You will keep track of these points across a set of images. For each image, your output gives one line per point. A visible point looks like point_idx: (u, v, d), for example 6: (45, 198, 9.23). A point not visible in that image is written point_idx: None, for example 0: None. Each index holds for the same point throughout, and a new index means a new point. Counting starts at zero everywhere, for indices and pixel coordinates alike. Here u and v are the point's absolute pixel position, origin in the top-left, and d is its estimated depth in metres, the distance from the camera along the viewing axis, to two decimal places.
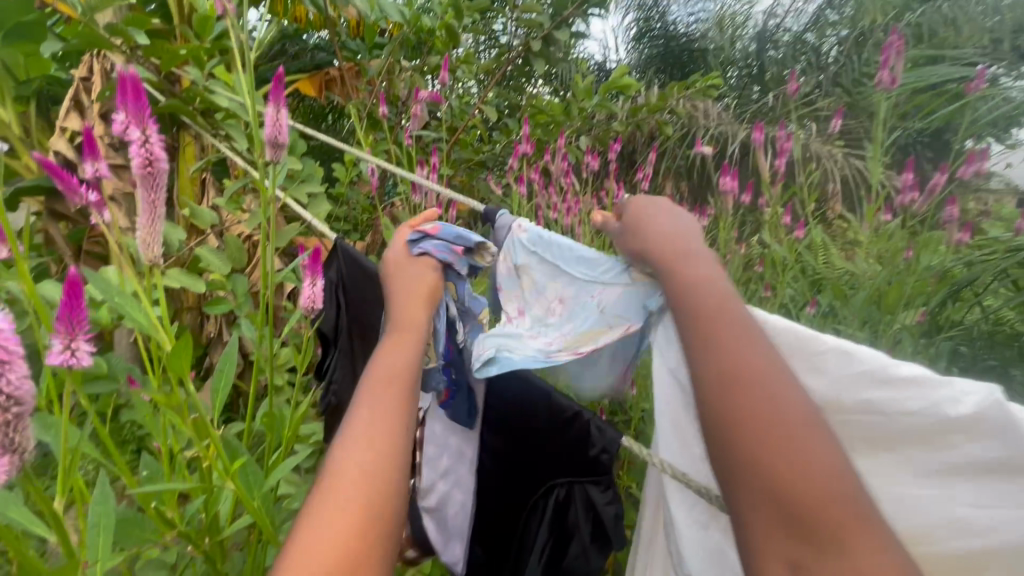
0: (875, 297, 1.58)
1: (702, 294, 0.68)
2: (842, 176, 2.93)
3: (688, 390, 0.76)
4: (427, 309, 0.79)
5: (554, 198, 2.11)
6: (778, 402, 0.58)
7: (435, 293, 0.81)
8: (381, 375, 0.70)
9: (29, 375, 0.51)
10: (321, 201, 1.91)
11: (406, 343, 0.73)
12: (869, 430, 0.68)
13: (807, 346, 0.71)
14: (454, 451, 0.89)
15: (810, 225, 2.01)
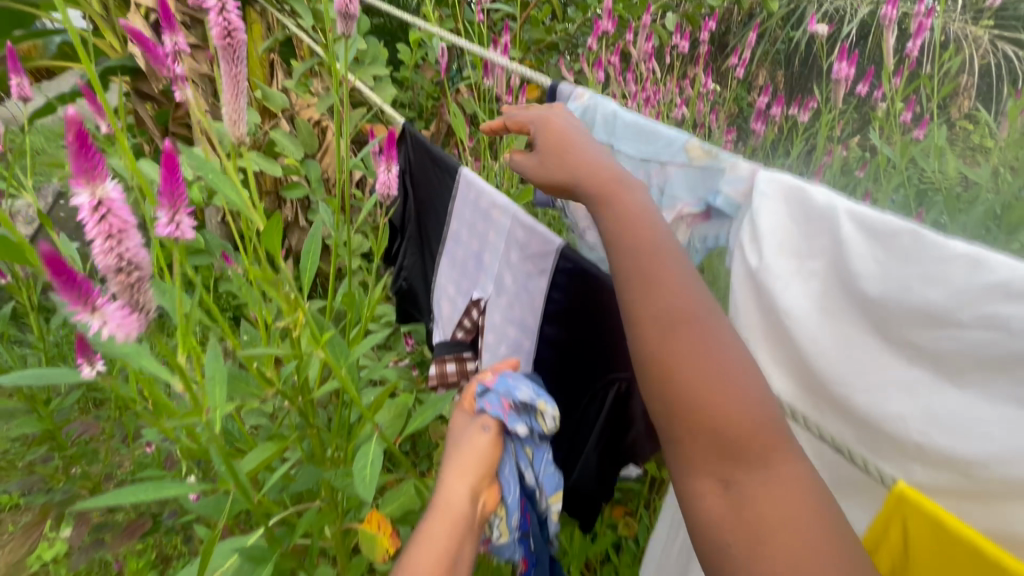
0: (995, 214, 1.37)
1: (641, 235, 0.68)
2: (984, 67, 2.43)
3: (762, 285, 0.67)
4: (469, 487, 0.69)
5: (630, 87, 1.93)
6: (705, 339, 0.60)
7: (487, 464, 0.72)
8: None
9: (142, 244, 0.56)
10: (388, 84, 1.86)
11: (438, 532, 0.65)
12: (991, 349, 0.50)
13: (924, 252, 0.54)
14: (523, 328, 0.93)
15: (935, 123, 1.71)
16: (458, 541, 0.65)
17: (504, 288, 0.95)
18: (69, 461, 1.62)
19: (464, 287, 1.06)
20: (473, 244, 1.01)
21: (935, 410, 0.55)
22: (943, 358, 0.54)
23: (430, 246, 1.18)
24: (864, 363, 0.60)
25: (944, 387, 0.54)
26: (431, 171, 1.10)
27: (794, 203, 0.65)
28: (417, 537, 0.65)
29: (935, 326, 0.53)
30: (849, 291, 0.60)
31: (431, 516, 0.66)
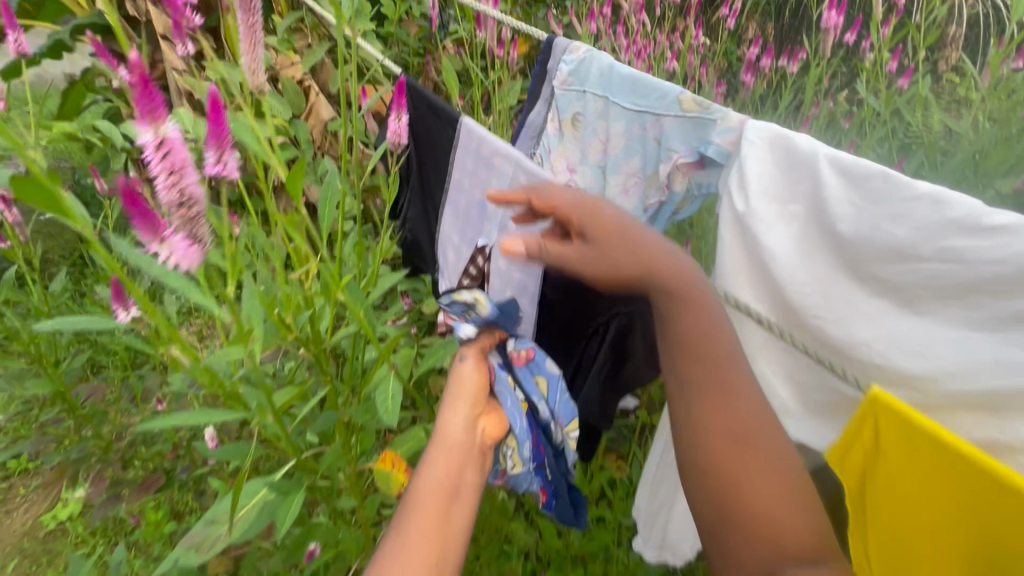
0: (973, 162, 1.42)
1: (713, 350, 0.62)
2: (971, 16, 2.44)
3: (747, 229, 0.73)
4: (465, 414, 0.77)
5: (620, 39, 1.92)
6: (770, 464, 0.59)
7: (475, 390, 0.79)
8: (420, 497, 0.66)
9: (199, 181, 0.59)
10: (376, 39, 1.82)
11: (438, 454, 0.71)
12: (945, 280, 0.57)
13: (892, 196, 0.60)
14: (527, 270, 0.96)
15: (919, 73, 1.74)
16: (459, 464, 0.71)
17: (508, 232, 0.99)
18: (80, 421, 1.66)
19: (468, 235, 1.11)
20: (476, 192, 1.05)
21: (898, 336, 0.62)
22: (905, 291, 0.61)
23: (433, 196, 1.22)
24: (836, 298, 0.67)
25: (907, 316, 0.62)
26: (431, 122, 1.12)
27: (778, 149, 0.70)
28: (422, 461, 0.71)
29: (900, 261, 0.60)
30: (826, 233, 0.67)
31: (432, 445, 0.72)
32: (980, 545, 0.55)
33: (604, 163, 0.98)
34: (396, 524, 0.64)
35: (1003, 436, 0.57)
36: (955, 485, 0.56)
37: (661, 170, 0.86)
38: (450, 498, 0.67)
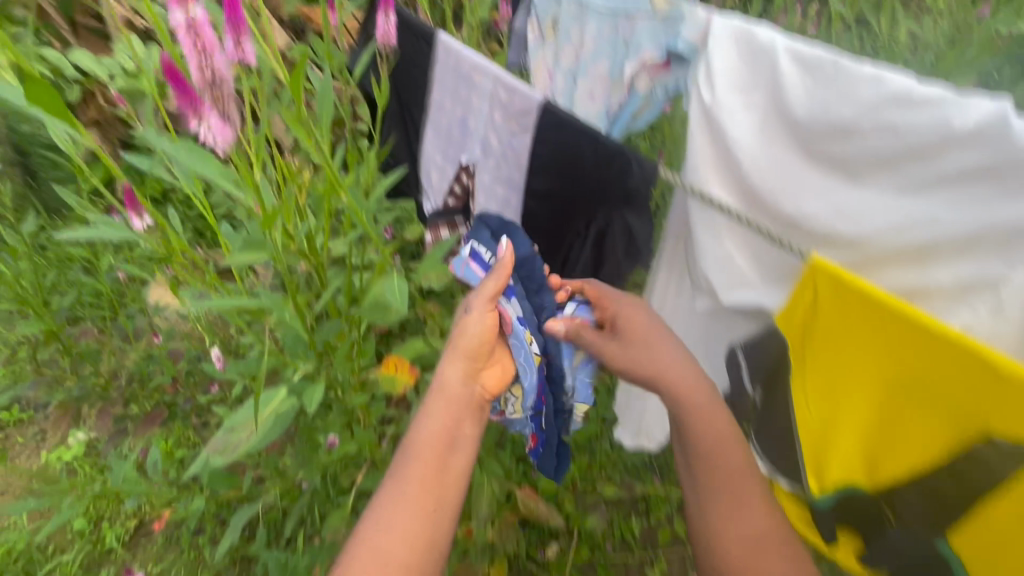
0: None
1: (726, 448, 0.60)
2: None
3: (707, 135, 0.61)
4: (466, 368, 0.67)
5: None
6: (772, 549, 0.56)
7: (487, 344, 0.68)
8: (419, 449, 0.61)
9: (224, 62, 0.56)
10: None
11: (441, 403, 0.64)
12: (880, 156, 0.50)
13: (839, 79, 0.51)
14: (501, 198, 0.87)
15: None
16: (459, 415, 0.65)
17: (490, 147, 0.84)
18: None
19: (452, 153, 0.95)
20: (457, 111, 0.87)
21: (829, 237, 0.55)
22: (848, 170, 0.53)
23: (411, 115, 1.01)
24: (774, 206, 0.58)
25: (845, 214, 0.53)
26: (404, 39, 0.91)
27: (743, 42, 0.58)
28: (423, 409, 0.64)
29: (839, 144, 0.52)
30: (773, 131, 0.57)
31: (433, 396, 0.64)
32: (903, 381, 0.48)
33: (575, 69, 0.82)
34: (397, 474, 0.60)
35: (927, 281, 0.51)
36: (881, 323, 0.48)
37: (626, 70, 0.73)
38: (441, 460, 0.61)
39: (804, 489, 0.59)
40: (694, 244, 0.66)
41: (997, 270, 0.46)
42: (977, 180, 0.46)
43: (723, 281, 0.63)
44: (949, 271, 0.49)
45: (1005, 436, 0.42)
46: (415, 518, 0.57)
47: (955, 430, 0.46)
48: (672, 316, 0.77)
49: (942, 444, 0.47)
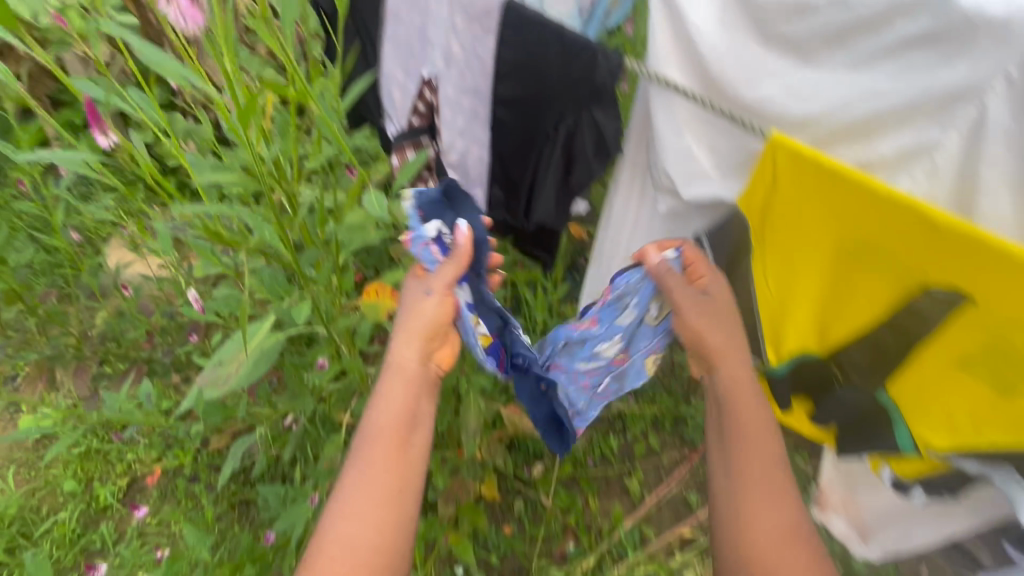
0: None
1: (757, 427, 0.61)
2: None
3: (670, 26, 0.61)
4: (420, 349, 0.67)
5: None
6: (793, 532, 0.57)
7: (439, 325, 0.68)
8: (374, 437, 0.63)
9: None
10: None
11: (396, 388, 0.65)
12: (834, 34, 0.53)
13: None
14: (468, 111, 0.86)
15: None
16: (418, 395, 0.66)
17: (452, 56, 0.82)
18: None
19: (414, 68, 0.92)
20: (416, 19, 0.86)
21: (785, 121, 0.58)
22: (803, 49, 0.55)
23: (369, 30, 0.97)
24: (732, 96, 0.60)
25: (800, 95, 0.56)
26: None
27: None
28: (377, 394, 0.65)
29: (799, 24, 0.54)
30: (733, 16, 0.58)
31: (386, 379, 0.65)
32: (854, 247, 0.53)
33: None
34: (358, 461, 0.62)
35: (870, 156, 0.56)
36: (828, 201, 0.53)
37: None
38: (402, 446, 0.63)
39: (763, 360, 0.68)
40: (656, 142, 0.69)
41: (934, 136, 0.51)
42: (917, 48, 0.49)
43: (684, 173, 0.67)
44: (891, 142, 0.54)
45: (939, 284, 0.49)
46: (376, 507, 0.60)
47: (895, 284, 0.52)
48: (642, 219, 0.82)
49: (886, 300, 0.54)
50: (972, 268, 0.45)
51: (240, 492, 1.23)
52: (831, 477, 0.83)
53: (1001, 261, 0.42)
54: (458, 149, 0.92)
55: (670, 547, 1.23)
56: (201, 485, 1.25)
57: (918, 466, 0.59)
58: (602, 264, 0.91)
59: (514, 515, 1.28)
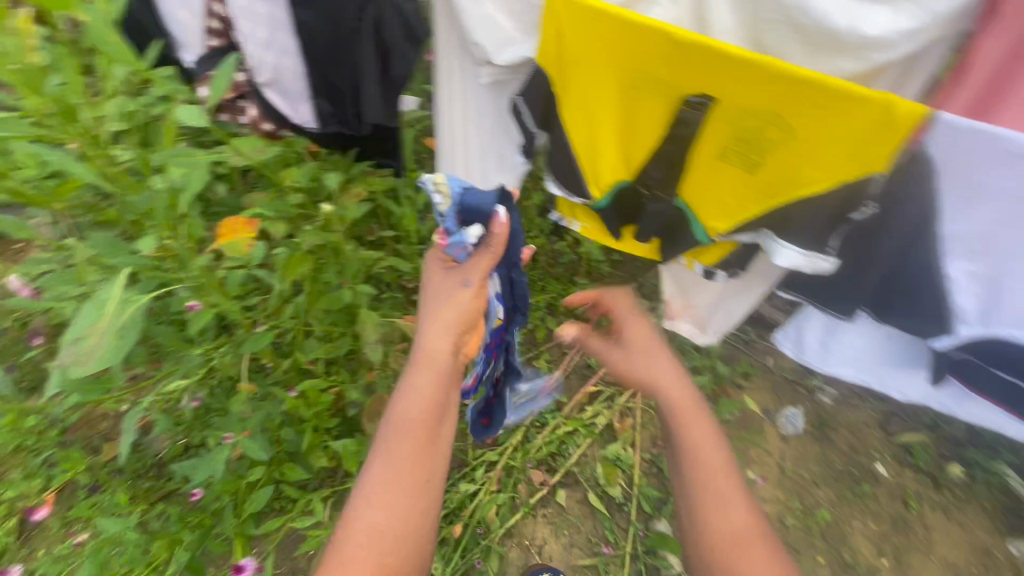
0: None
1: (685, 419, 0.65)
2: None
3: None
4: (452, 339, 0.66)
5: None
6: (725, 501, 0.60)
7: (472, 317, 0.69)
8: (402, 431, 0.61)
9: None
10: None
11: (426, 382, 0.64)
12: None
13: None
14: (267, 19, 0.83)
15: None
16: (447, 388, 0.65)
17: None
18: None
19: None
20: None
21: None
22: None
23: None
24: None
25: None
26: None
27: None
28: (405, 386, 0.64)
29: None
30: None
31: (418, 369, 0.64)
32: (633, 73, 0.62)
33: None
34: (386, 450, 0.61)
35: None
36: (605, 39, 0.61)
37: None
38: (431, 435, 0.62)
39: (588, 199, 0.77)
40: (459, 14, 0.68)
41: None
42: None
43: (494, 42, 0.69)
44: None
45: (692, 91, 0.60)
46: (401, 495, 0.60)
47: (664, 101, 0.63)
48: (469, 100, 0.85)
49: (662, 114, 0.64)
50: (711, 70, 0.57)
51: (157, 486, 1.14)
52: (671, 292, 0.99)
53: (732, 58, 0.55)
54: (270, 64, 0.88)
55: (581, 404, 1.46)
56: (104, 492, 1.13)
57: (716, 251, 0.75)
58: (450, 153, 0.93)
59: None
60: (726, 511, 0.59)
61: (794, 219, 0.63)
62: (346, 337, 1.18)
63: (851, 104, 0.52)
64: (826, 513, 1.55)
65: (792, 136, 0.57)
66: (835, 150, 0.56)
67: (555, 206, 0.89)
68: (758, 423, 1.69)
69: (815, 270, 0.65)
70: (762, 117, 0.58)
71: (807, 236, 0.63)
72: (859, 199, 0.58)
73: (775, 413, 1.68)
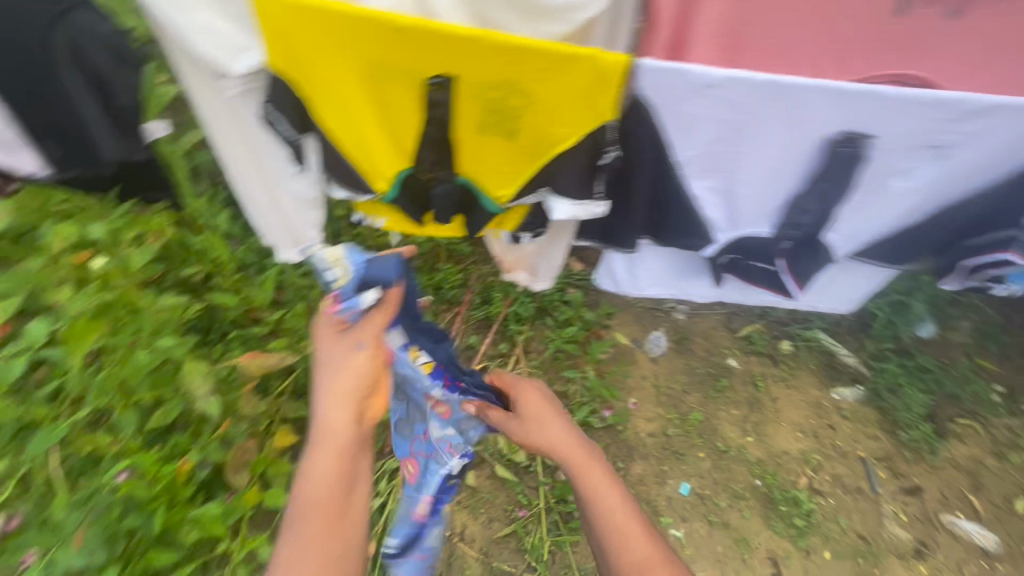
0: None
1: (586, 476, 0.87)
2: None
3: None
4: (351, 408, 0.77)
5: None
6: (622, 533, 0.80)
7: (366, 380, 0.78)
8: (310, 511, 0.72)
9: None
10: None
11: (327, 460, 0.74)
12: None
13: None
14: None
15: None
16: (350, 455, 0.75)
17: None
18: None
19: None
20: None
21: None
22: None
23: None
24: None
25: None
26: None
27: None
28: (308, 466, 0.73)
29: None
30: None
31: (319, 444, 0.74)
32: (382, 67, 0.75)
33: None
34: (297, 529, 0.72)
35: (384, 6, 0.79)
36: (352, 37, 0.72)
37: None
38: (337, 504, 0.73)
39: (378, 193, 0.92)
40: (182, 38, 0.78)
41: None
42: None
43: (222, 55, 0.79)
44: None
45: (432, 76, 0.75)
46: None
47: (415, 88, 0.77)
48: (236, 117, 0.94)
49: (418, 99, 0.78)
50: (441, 55, 0.71)
51: None
52: (502, 251, 1.12)
53: (454, 41, 0.69)
54: None
55: None
56: None
57: (516, 214, 0.92)
58: (246, 169, 1.02)
59: None
60: (630, 548, 0.79)
61: (557, 174, 0.80)
62: (175, 400, 1.16)
63: (564, 63, 0.68)
64: (697, 414, 1.76)
65: (531, 99, 0.73)
66: (569, 106, 0.72)
67: (355, 210, 1.03)
68: (630, 353, 1.87)
69: (585, 212, 0.82)
70: (507, 87, 0.73)
71: (570, 191, 0.81)
72: (602, 145, 0.76)
73: (643, 340, 1.88)
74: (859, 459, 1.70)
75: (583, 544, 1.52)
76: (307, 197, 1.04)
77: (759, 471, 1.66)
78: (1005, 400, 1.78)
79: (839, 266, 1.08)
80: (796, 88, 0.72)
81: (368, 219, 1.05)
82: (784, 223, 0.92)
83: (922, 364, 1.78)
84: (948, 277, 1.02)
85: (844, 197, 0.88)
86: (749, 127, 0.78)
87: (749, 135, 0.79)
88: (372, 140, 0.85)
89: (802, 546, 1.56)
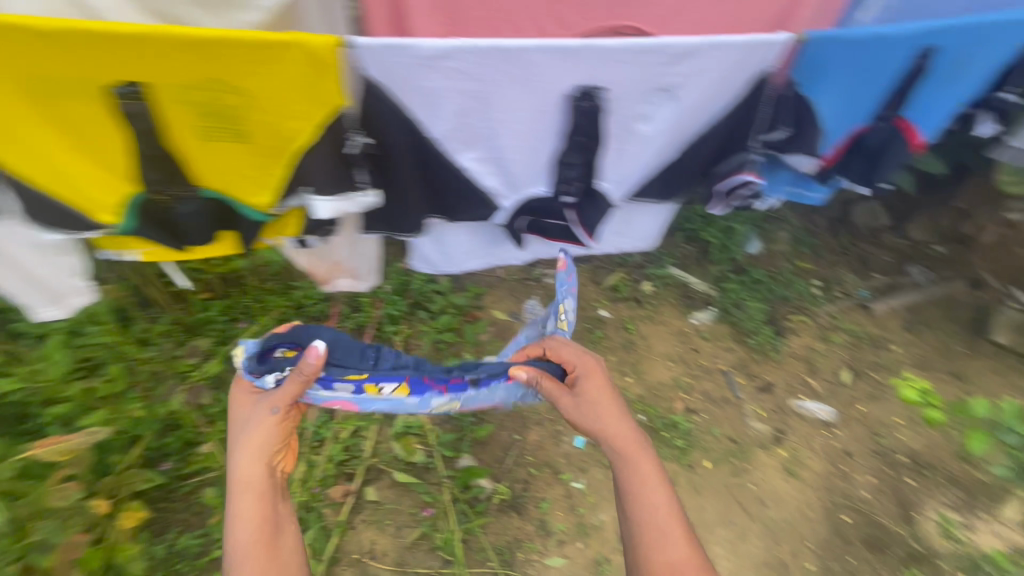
0: None
1: (641, 474, 0.90)
2: None
3: None
4: (263, 462, 0.88)
5: None
6: (661, 537, 0.85)
7: (274, 437, 0.89)
8: (247, 551, 0.83)
9: None
10: None
11: (250, 505, 0.86)
12: None
13: None
14: None
15: None
16: (266, 499, 0.87)
17: None
18: None
19: None
20: None
21: None
22: None
23: None
24: None
25: None
26: None
27: None
28: (234, 514, 0.85)
29: None
30: None
31: (239, 494, 0.86)
32: (60, 87, 0.77)
33: None
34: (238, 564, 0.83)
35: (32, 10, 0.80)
36: (17, 56, 0.73)
37: None
38: (268, 538, 0.85)
39: (113, 225, 0.93)
40: None
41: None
42: None
43: None
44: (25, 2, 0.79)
45: (117, 88, 0.78)
46: None
47: (107, 104, 0.80)
48: None
49: (113, 115, 0.81)
50: (119, 63, 0.75)
51: None
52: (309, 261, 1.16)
53: (128, 49, 0.73)
54: None
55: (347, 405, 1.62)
56: None
57: (291, 217, 1.02)
58: None
59: (180, 520, 1.39)
60: (666, 549, 0.84)
61: (304, 161, 0.88)
62: None
63: (259, 54, 0.75)
64: None
65: (244, 94, 0.80)
66: (292, 95, 0.80)
67: (103, 248, 1.04)
68: (509, 326, 1.90)
69: (350, 206, 0.94)
70: (216, 86, 0.79)
71: (330, 188, 0.90)
72: (343, 133, 0.86)
73: (520, 312, 1.93)
74: (721, 371, 1.89)
75: (494, 523, 1.54)
76: (45, 241, 1.01)
77: (640, 407, 1.78)
78: (824, 291, 2.08)
79: (622, 211, 1.19)
80: (517, 51, 0.81)
81: (120, 256, 1.06)
82: (556, 180, 1.02)
83: (756, 277, 2.03)
84: (712, 201, 1.11)
85: (602, 146, 0.98)
86: (490, 92, 0.87)
87: (492, 99, 0.88)
88: (81, 170, 0.86)
89: (686, 463, 1.68)
